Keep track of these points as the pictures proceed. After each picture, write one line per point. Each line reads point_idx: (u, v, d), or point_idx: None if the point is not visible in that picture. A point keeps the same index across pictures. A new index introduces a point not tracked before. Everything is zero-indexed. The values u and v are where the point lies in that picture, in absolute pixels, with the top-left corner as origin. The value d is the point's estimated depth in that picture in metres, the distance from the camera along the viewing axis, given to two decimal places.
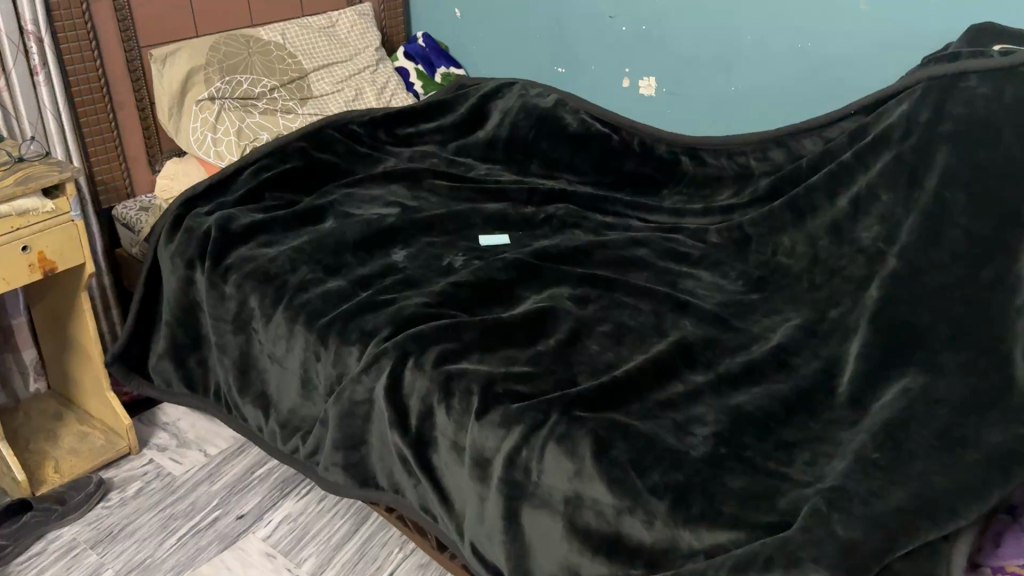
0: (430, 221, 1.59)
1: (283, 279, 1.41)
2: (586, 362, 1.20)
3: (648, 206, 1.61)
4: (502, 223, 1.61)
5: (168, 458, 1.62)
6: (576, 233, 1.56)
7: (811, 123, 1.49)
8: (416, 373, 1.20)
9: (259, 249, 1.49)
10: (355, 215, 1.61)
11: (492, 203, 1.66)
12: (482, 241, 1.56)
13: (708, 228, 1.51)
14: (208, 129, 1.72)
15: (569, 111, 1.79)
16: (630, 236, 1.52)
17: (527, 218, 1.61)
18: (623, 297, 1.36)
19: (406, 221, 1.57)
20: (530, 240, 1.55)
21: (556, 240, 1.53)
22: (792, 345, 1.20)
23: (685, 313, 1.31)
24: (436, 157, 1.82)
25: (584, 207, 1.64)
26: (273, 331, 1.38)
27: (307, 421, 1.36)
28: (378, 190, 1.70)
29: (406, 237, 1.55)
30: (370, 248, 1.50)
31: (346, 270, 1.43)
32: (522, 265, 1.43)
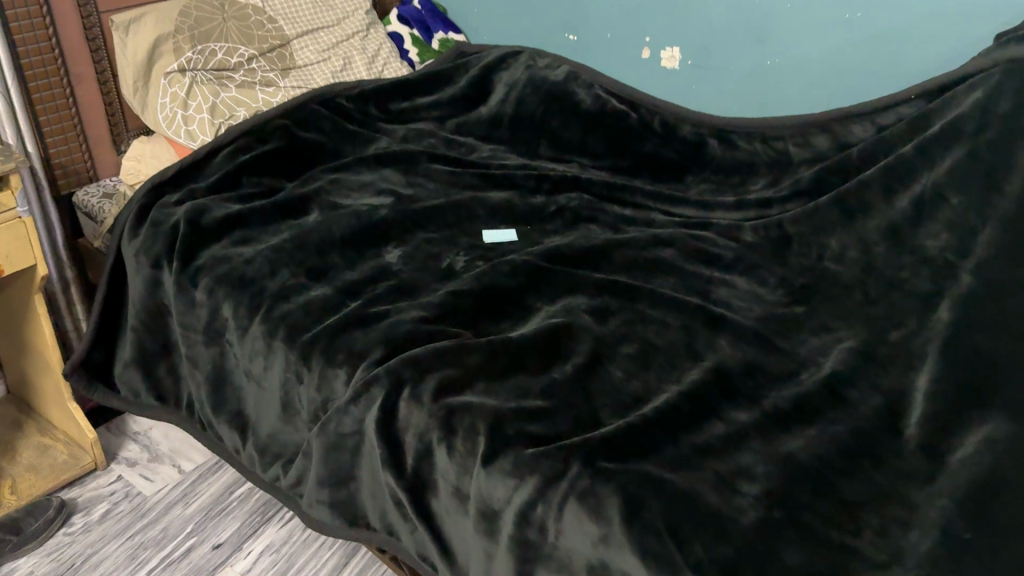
0: (427, 215, 1.41)
1: (260, 284, 1.24)
2: (610, 393, 1.03)
3: (672, 197, 1.43)
4: (508, 216, 1.43)
5: (138, 475, 1.47)
6: (593, 229, 1.39)
7: (861, 107, 1.31)
8: (412, 406, 1.04)
9: (234, 248, 1.31)
10: (343, 206, 1.43)
11: (497, 192, 1.48)
12: (486, 237, 1.39)
13: (741, 224, 1.34)
14: (179, 105, 1.53)
15: (581, 86, 1.62)
16: (652, 234, 1.35)
17: (536, 211, 1.43)
18: (649, 310, 1.19)
19: (401, 214, 1.40)
20: (540, 237, 1.38)
21: (569, 238, 1.36)
22: (847, 375, 1.04)
23: (720, 332, 1.14)
24: (434, 136, 1.64)
25: (601, 199, 1.46)
26: (249, 345, 1.21)
27: (288, 448, 1.20)
28: (369, 177, 1.52)
29: (400, 233, 1.37)
30: (360, 247, 1.33)
31: (333, 274, 1.26)
32: (532, 269, 1.26)
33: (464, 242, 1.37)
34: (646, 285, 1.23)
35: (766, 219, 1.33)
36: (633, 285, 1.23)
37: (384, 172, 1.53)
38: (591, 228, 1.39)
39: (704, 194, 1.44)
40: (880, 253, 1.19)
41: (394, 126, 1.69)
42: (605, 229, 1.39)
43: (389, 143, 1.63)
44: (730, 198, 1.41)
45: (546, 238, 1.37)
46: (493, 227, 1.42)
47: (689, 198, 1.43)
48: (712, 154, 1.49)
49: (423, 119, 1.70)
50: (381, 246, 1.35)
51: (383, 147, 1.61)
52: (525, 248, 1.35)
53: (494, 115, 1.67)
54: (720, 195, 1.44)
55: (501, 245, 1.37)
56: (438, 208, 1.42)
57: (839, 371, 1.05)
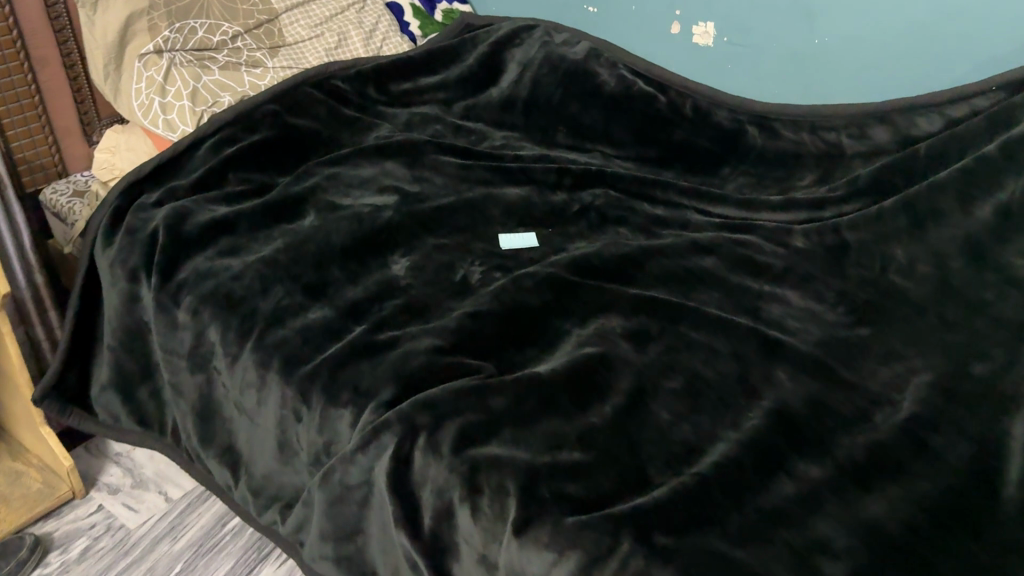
0: (437, 217, 1.26)
1: (250, 304, 1.09)
2: (657, 441, 0.90)
3: (710, 194, 1.28)
4: (527, 217, 1.28)
5: (121, 505, 1.33)
6: (622, 233, 1.24)
7: (930, 98, 1.19)
8: (430, 458, 0.90)
9: (220, 259, 1.16)
10: (342, 208, 1.27)
11: (513, 188, 1.33)
12: (503, 242, 1.24)
13: (791, 228, 1.20)
14: (156, 91, 1.37)
15: (603, 64, 1.46)
16: (690, 238, 1.20)
17: (559, 211, 1.28)
18: (693, 334, 1.05)
19: (407, 218, 1.25)
20: (565, 242, 1.23)
21: (596, 243, 1.21)
22: (928, 419, 0.92)
23: (777, 361, 1.01)
24: (441, 123, 1.48)
25: (628, 195, 1.31)
26: (239, 376, 1.07)
27: (286, 490, 1.06)
28: (369, 171, 1.36)
29: (408, 239, 1.22)
30: (362, 257, 1.18)
31: (332, 290, 1.11)
32: (558, 284, 1.12)
33: (478, 248, 1.22)
34: (688, 302, 1.09)
35: (821, 223, 1.19)
36: (674, 302, 1.09)
37: (387, 165, 1.38)
38: (621, 231, 1.24)
39: (744, 191, 1.30)
40: (958, 268, 1.09)
41: (396, 110, 1.52)
42: (636, 233, 1.24)
43: (391, 131, 1.47)
44: (776, 196, 1.26)
45: (571, 243, 1.23)
46: (511, 229, 1.27)
47: (729, 195, 1.28)
48: (751, 145, 1.33)
49: (428, 102, 1.54)
50: (385, 254, 1.20)
51: (385, 135, 1.45)
52: (548, 257, 1.20)
53: (506, 98, 1.51)
54: (762, 192, 1.29)
55: (520, 251, 1.22)
56: (450, 209, 1.28)
57: (920, 414, 0.92)
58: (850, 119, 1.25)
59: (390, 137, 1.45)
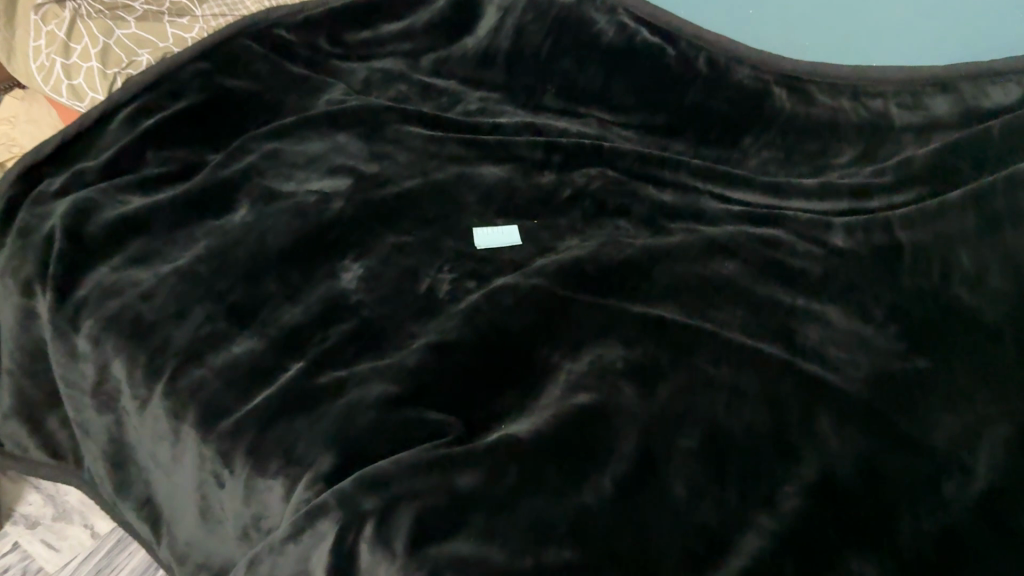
0: (400, 208, 1.05)
1: (164, 333, 0.88)
2: (672, 530, 0.70)
3: (730, 177, 1.06)
4: (508, 205, 1.06)
5: (39, 543, 1.14)
6: (623, 227, 1.02)
7: (1009, 63, 1.01)
8: (379, 556, 0.69)
9: (130, 270, 0.94)
10: (283, 196, 1.05)
11: (491, 167, 1.11)
12: (478, 241, 1.02)
13: (830, 219, 0.99)
14: (58, 51, 1.12)
15: (600, 8, 1.21)
16: (706, 234, 0.99)
17: (546, 196, 1.07)
18: (712, 369, 0.84)
19: (363, 211, 1.03)
20: (554, 240, 1.02)
21: (591, 241, 1.00)
22: (1012, 493, 0.73)
23: (818, 407, 0.81)
24: (405, 82, 1.25)
25: (630, 177, 1.09)
26: (152, 424, 0.86)
27: (214, 560, 0.87)
28: (318, 147, 1.13)
29: (363, 238, 1.01)
30: (306, 263, 0.97)
31: (266, 310, 0.90)
32: (544, 300, 0.91)
33: (449, 247, 1.01)
34: (705, 327, 0.88)
35: (869, 217, 0.98)
36: (690, 327, 0.88)
37: (340, 139, 1.15)
38: (622, 225, 1.02)
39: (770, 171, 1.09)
40: None
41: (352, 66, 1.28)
42: (640, 227, 1.02)
43: (345, 92, 1.23)
44: (809, 179, 1.04)
45: (561, 241, 1.01)
46: (488, 220, 1.04)
47: (753, 177, 1.06)
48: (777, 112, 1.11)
49: (389, 56, 1.30)
50: (333, 257, 0.98)
51: (338, 99, 1.21)
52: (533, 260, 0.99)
53: (483, 49, 1.27)
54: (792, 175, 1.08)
55: (499, 250, 1.00)
56: (416, 199, 1.06)
57: (1002, 489, 0.74)
58: (900, 84, 1.06)
59: (344, 100, 1.21)
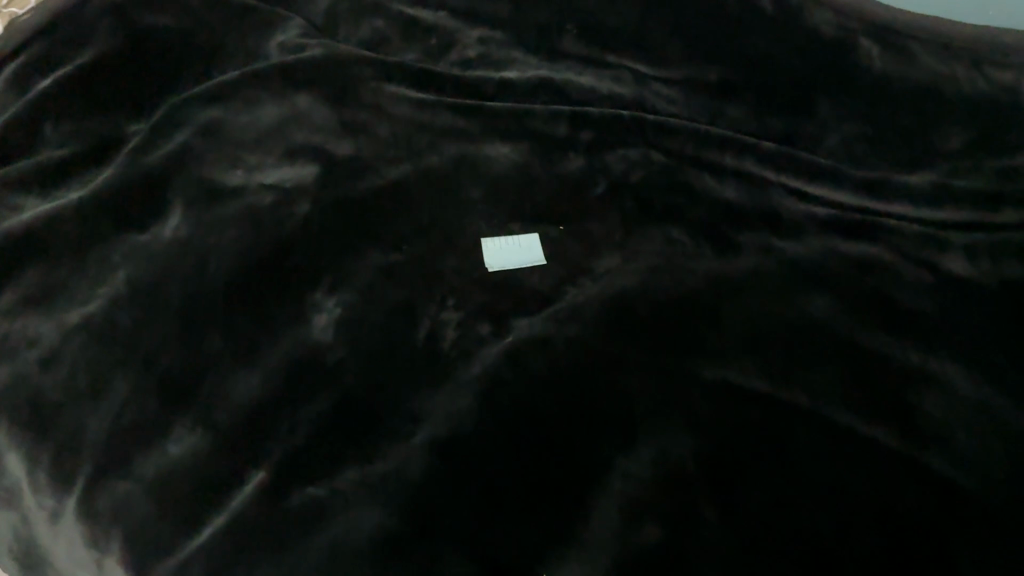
0: (386, 213, 0.80)
1: (75, 420, 0.65)
2: None
3: (809, 167, 0.83)
4: (526, 206, 0.82)
5: None
6: (676, 242, 0.79)
7: None
8: None
9: (22, 316, 0.70)
10: (228, 194, 0.80)
11: (500, 147, 0.86)
12: (489, 259, 0.78)
13: (947, 239, 0.78)
14: None
15: None
16: (786, 254, 0.78)
17: (574, 193, 0.83)
18: (814, 473, 0.64)
19: (338, 220, 0.79)
20: (589, 259, 0.78)
21: (636, 265, 0.77)
22: None
23: (957, 528, 0.61)
24: (381, 15, 0.97)
25: (680, 166, 0.85)
26: (65, 545, 0.64)
27: None
28: (272, 118, 0.87)
29: (340, 258, 0.77)
30: (263, 299, 0.73)
31: (213, 381, 0.67)
32: (584, 368, 0.69)
33: (452, 269, 0.77)
34: (797, 408, 0.68)
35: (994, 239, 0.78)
36: (777, 407, 0.67)
37: (300, 105, 0.88)
38: (674, 236, 0.79)
39: (859, 155, 0.85)
40: None
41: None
42: (698, 240, 0.79)
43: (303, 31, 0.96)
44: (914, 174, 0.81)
45: (599, 261, 0.78)
46: (501, 228, 0.81)
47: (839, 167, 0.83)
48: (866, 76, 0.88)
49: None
50: (299, 289, 0.74)
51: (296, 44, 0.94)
52: (563, 292, 0.76)
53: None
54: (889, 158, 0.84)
55: (519, 273, 0.77)
56: (406, 200, 0.82)
57: None
58: None
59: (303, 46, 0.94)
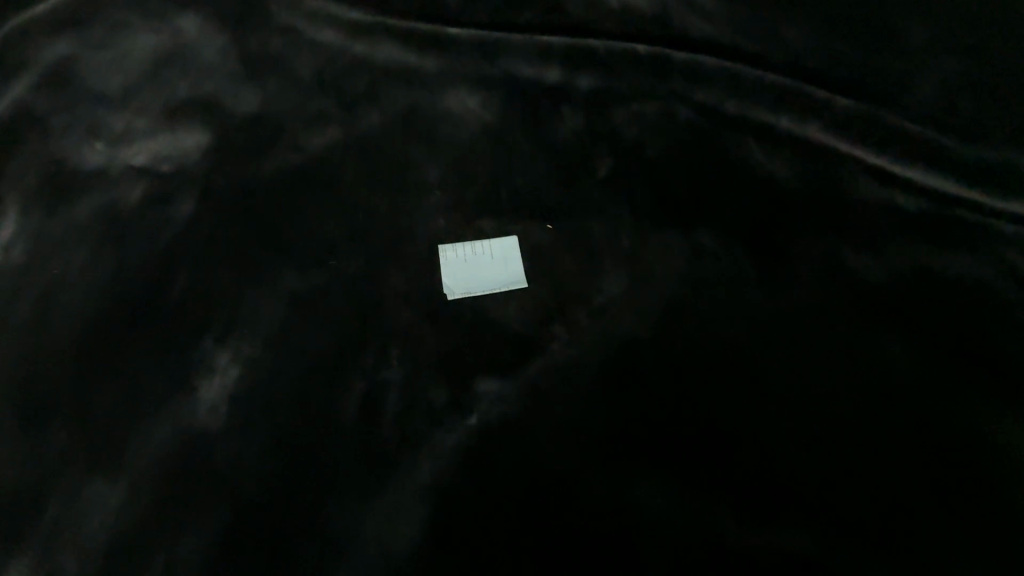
0: (306, 210, 0.58)
1: None
2: None
3: (882, 138, 0.61)
4: (503, 195, 0.60)
5: None
6: (710, 257, 0.57)
7: None
8: None
9: None
10: (83, 184, 0.57)
11: (466, 101, 0.63)
12: (445, 277, 0.56)
13: None
14: None
15: None
16: (852, 274, 0.56)
17: (569, 174, 0.61)
18: None
19: (237, 223, 0.57)
20: (590, 280, 0.56)
21: (653, 295, 0.55)
22: None
23: None
24: None
25: (723, 133, 0.63)
26: None
27: None
28: (148, 54, 0.64)
29: (237, 285, 0.55)
30: (128, 360, 0.52)
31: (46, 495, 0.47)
32: (573, 474, 0.48)
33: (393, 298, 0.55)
34: (945, 506, 0.47)
35: None
36: (870, 527, 0.46)
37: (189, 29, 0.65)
38: (708, 248, 0.57)
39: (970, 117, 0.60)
40: None
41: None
42: (741, 254, 0.57)
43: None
44: None
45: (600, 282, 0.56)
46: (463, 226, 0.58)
47: (940, 132, 0.60)
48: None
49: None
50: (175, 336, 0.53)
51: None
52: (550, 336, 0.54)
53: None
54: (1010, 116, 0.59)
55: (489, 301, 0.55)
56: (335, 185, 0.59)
57: None
58: None
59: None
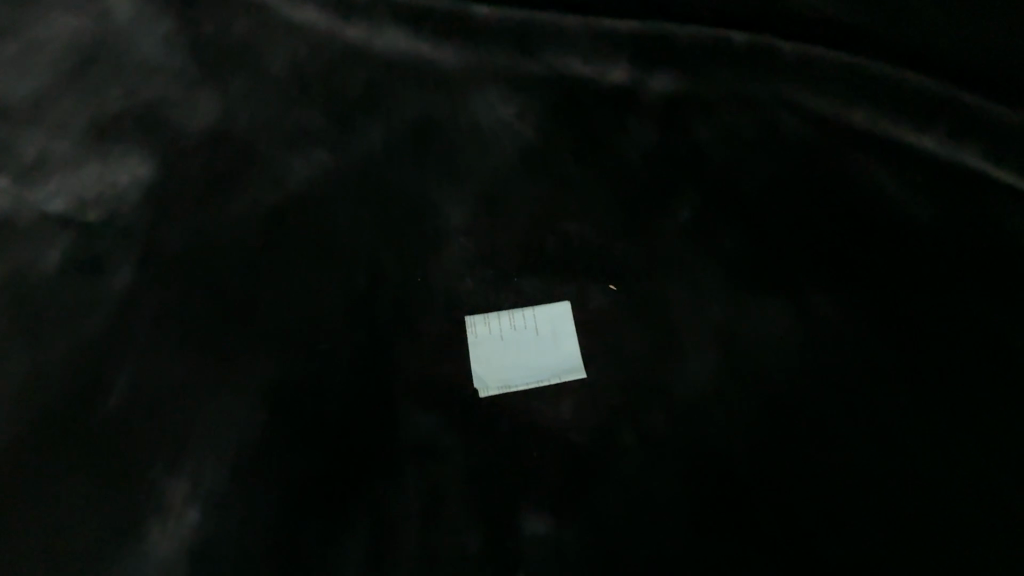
0: (291, 270, 0.44)
1: None
2: None
3: None
4: (549, 243, 0.45)
5: None
6: (841, 323, 0.42)
7: None
8: None
9: None
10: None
11: (496, 125, 0.50)
12: (476, 363, 0.41)
13: None
14: None
15: None
16: None
17: (634, 215, 0.46)
18: None
19: (196, 290, 0.43)
20: (673, 359, 0.41)
21: (763, 381, 0.40)
22: None
23: None
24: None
25: (844, 154, 0.48)
26: None
27: None
28: (83, 75, 0.50)
29: (195, 378, 0.40)
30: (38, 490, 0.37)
31: None
32: None
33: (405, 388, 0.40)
34: None
35: None
36: None
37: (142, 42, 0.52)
38: (839, 311, 0.42)
39: None
40: None
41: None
42: (885, 323, 0.41)
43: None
44: None
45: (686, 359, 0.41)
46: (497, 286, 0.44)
47: None
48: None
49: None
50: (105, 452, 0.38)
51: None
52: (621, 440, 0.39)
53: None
54: None
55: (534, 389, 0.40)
56: (327, 236, 0.45)
57: None
58: None
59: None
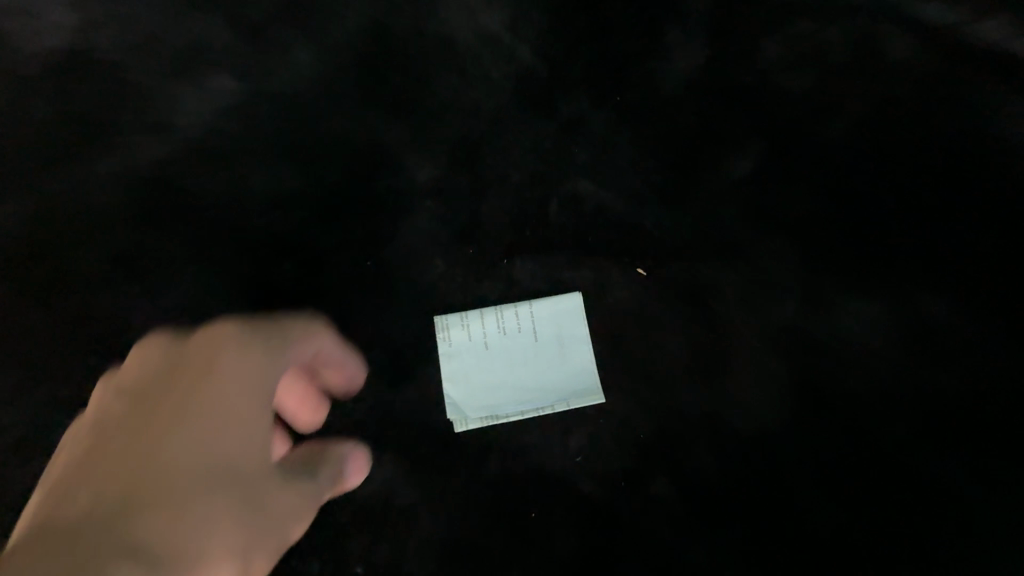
0: (190, 249, 0.31)
1: None
2: None
3: None
4: (551, 208, 0.32)
5: None
6: (959, 324, 0.31)
7: None
8: None
9: None
10: None
11: (482, 30, 0.35)
12: (448, 386, 0.30)
13: None
14: None
15: None
16: None
17: (674, 165, 0.33)
18: None
19: (43, 285, 0.30)
20: (720, 373, 0.30)
21: (855, 416, 0.29)
22: None
23: None
24: None
25: (966, 44, 0.35)
26: None
27: None
28: None
29: (50, 418, 0.28)
30: None
31: None
32: None
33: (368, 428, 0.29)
34: None
35: None
36: None
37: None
38: (955, 297, 0.31)
39: None
40: None
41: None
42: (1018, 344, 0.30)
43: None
44: None
45: (744, 381, 0.30)
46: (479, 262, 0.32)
47: None
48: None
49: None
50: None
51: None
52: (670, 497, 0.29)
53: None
54: None
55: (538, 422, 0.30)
56: (236, 202, 0.32)
57: None
58: None
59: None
